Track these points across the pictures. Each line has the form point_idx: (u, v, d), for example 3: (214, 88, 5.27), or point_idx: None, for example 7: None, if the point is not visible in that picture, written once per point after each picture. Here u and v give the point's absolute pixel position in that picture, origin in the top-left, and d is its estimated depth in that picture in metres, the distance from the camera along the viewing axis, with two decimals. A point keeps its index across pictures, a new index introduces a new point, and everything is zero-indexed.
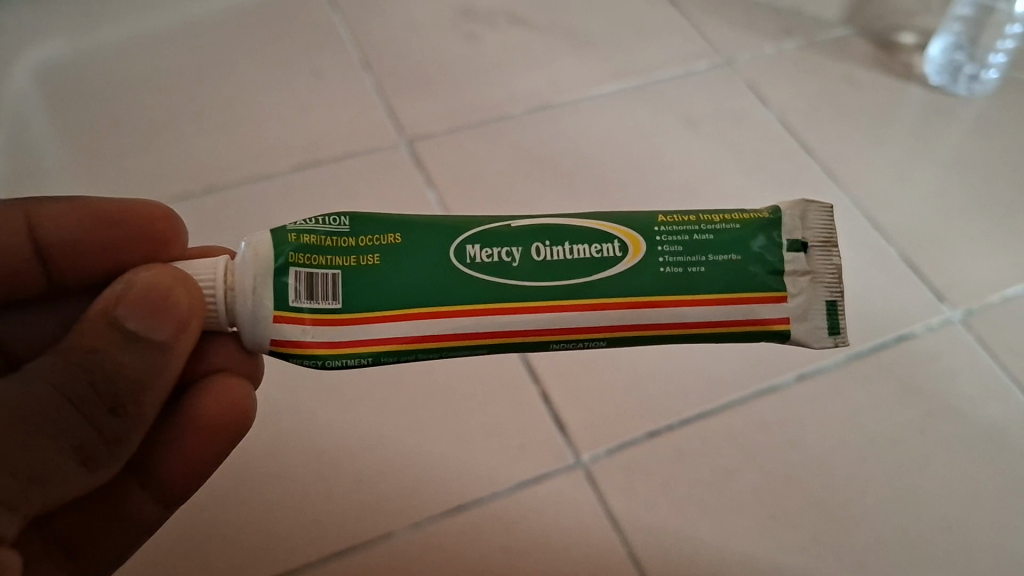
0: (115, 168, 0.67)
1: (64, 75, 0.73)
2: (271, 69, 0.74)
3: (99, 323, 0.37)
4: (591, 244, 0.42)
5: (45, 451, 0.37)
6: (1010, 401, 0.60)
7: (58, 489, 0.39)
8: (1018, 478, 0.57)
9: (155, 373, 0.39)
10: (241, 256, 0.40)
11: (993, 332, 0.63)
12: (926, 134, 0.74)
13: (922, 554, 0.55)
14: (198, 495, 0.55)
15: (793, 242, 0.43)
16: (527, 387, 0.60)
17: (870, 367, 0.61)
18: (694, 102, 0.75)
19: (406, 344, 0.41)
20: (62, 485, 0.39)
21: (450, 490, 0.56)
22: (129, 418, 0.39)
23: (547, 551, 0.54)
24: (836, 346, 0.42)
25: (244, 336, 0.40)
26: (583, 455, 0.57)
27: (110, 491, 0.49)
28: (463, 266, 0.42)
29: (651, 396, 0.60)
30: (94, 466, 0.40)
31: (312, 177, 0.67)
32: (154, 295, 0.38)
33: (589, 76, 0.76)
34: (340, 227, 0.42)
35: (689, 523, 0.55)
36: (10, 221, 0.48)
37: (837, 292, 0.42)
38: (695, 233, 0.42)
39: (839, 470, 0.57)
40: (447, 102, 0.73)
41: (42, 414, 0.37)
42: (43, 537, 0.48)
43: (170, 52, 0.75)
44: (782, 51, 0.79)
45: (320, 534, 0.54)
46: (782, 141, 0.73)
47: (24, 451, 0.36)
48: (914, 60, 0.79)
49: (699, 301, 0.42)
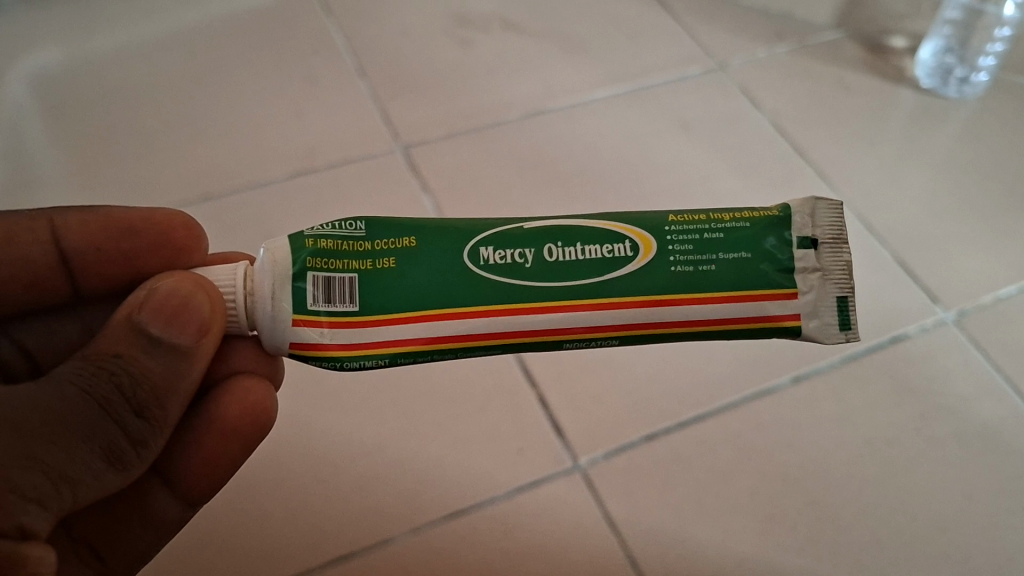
0: (113, 176, 0.67)
1: (58, 83, 0.73)
2: (267, 76, 0.75)
3: (124, 326, 0.39)
4: (603, 245, 0.43)
5: (74, 448, 0.37)
6: (1004, 400, 0.61)
7: (86, 491, 0.38)
8: (1011, 477, 0.58)
9: (177, 377, 0.40)
10: (260, 261, 0.41)
11: (986, 332, 0.64)
12: (918, 137, 0.75)
13: (918, 552, 0.55)
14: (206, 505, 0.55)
15: (803, 239, 0.43)
16: (525, 391, 0.60)
17: (867, 368, 0.62)
18: (688, 106, 0.75)
19: (423, 344, 0.41)
20: (89, 487, 0.38)
21: (449, 494, 0.56)
22: (153, 420, 0.40)
23: (545, 554, 0.54)
24: (848, 341, 0.43)
25: (265, 339, 0.41)
26: (582, 459, 0.57)
27: (134, 491, 0.48)
28: (477, 267, 0.42)
29: (649, 399, 0.60)
30: (122, 467, 0.39)
31: (309, 184, 0.67)
32: (174, 300, 0.39)
33: (584, 81, 0.76)
34: (355, 232, 0.42)
35: (687, 525, 0.55)
36: (32, 232, 0.48)
37: (847, 287, 0.43)
38: (705, 232, 0.43)
39: (835, 470, 0.58)
40: (443, 108, 0.73)
41: (71, 414, 0.37)
42: (71, 540, 0.47)
43: (167, 61, 0.75)
44: (775, 55, 0.80)
45: (320, 541, 0.54)
46: (776, 144, 0.73)
47: (54, 449, 0.36)
48: (905, 63, 0.80)
49: (711, 299, 0.42)
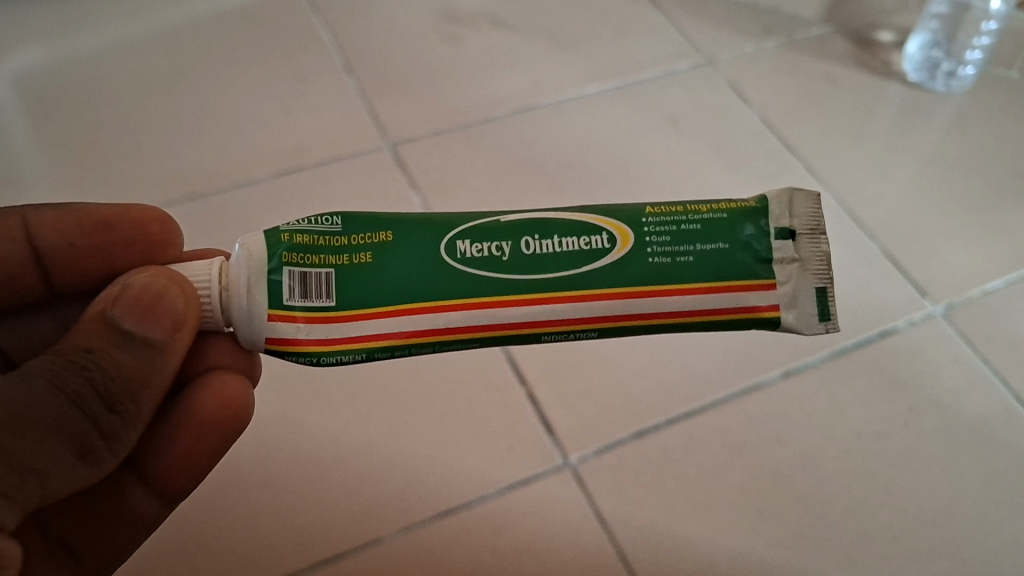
0: (99, 176, 0.67)
1: (40, 82, 0.73)
2: (253, 74, 0.74)
3: (97, 320, 0.39)
4: (580, 236, 0.42)
5: (44, 441, 0.37)
6: (992, 393, 0.61)
7: (56, 484, 0.38)
8: (999, 470, 0.58)
9: (150, 372, 0.40)
10: (235, 257, 0.40)
11: (974, 326, 0.64)
12: (906, 131, 0.75)
13: (907, 547, 0.55)
14: (189, 504, 0.55)
15: (780, 230, 0.43)
16: (515, 388, 0.60)
17: (855, 362, 0.62)
18: (676, 102, 0.75)
19: (402, 339, 0.41)
20: (60, 480, 0.38)
21: (438, 494, 0.56)
22: (126, 414, 0.40)
23: (535, 553, 0.54)
24: (827, 332, 0.43)
25: (241, 335, 0.41)
26: (571, 455, 0.57)
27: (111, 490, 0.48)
28: (454, 261, 0.42)
29: (638, 394, 0.60)
30: (92, 462, 0.39)
31: (294, 183, 0.67)
32: (149, 294, 0.39)
33: (572, 77, 0.76)
34: (331, 226, 0.42)
35: (677, 522, 0.55)
36: (5, 230, 0.48)
37: (826, 278, 0.43)
38: (683, 223, 0.43)
39: (825, 466, 0.58)
40: (430, 105, 0.73)
41: (40, 408, 0.37)
42: (45, 539, 0.47)
43: (153, 59, 0.75)
44: (763, 49, 0.80)
45: (307, 543, 0.54)
46: (764, 138, 0.73)
47: (23, 442, 0.36)
48: (892, 58, 0.80)
49: (688, 290, 0.42)
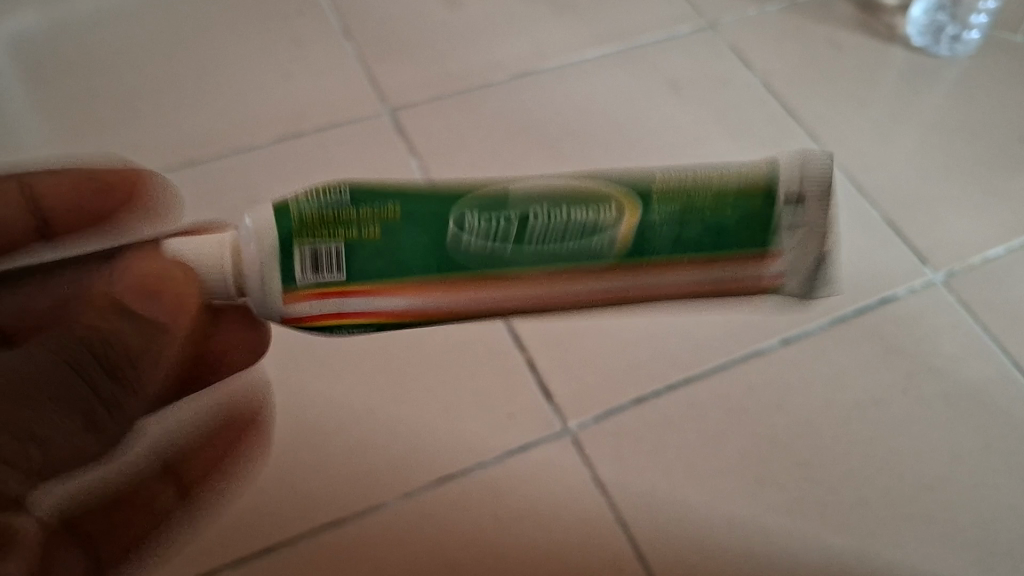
0: (94, 141, 0.67)
1: (34, 46, 0.72)
2: (250, 38, 0.74)
3: (108, 295, 0.43)
4: (593, 210, 0.42)
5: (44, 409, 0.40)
6: (992, 360, 0.61)
7: (59, 451, 0.41)
8: (998, 436, 0.59)
9: (150, 344, 0.43)
10: (246, 234, 0.40)
11: (975, 292, 0.64)
12: (910, 97, 0.74)
13: (905, 513, 0.56)
14: None
15: (792, 195, 0.42)
16: (514, 356, 0.60)
17: (855, 330, 0.62)
18: (677, 67, 0.75)
19: (413, 313, 0.43)
20: (62, 448, 0.41)
21: (439, 460, 0.56)
22: (128, 385, 0.43)
23: (535, 518, 0.55)
24: (811, 296, 0.45)
25: (258, 309, 0.42)
26: (571, 423, 0.58)
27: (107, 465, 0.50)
28: (465, 238, 0.41)
29: (638, 362, 0.61)
30: (94, 430, 0.42)
31: (292, 148, 0.67)
32: (150, 278, 0.42)
33: (572, 41, 0.75)
34: (338, 196, 0.41)
35: (676, 488, 0.56)
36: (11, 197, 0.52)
37: (825, 248, 0.44)
38: (698, 197, 0.42)
39: (824, 433, 0.59)
40: (429, 70, 0.72)
41: (43, 379, 0.40)
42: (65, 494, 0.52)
43: (148, 23, 0.74)
44: (766, 13, 0.79)
45: (310, 508, 0.55)
46: (766, 104, 0.73)
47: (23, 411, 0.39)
48: (896, 22, 0.79)
49: (695, 267, 0.43)
